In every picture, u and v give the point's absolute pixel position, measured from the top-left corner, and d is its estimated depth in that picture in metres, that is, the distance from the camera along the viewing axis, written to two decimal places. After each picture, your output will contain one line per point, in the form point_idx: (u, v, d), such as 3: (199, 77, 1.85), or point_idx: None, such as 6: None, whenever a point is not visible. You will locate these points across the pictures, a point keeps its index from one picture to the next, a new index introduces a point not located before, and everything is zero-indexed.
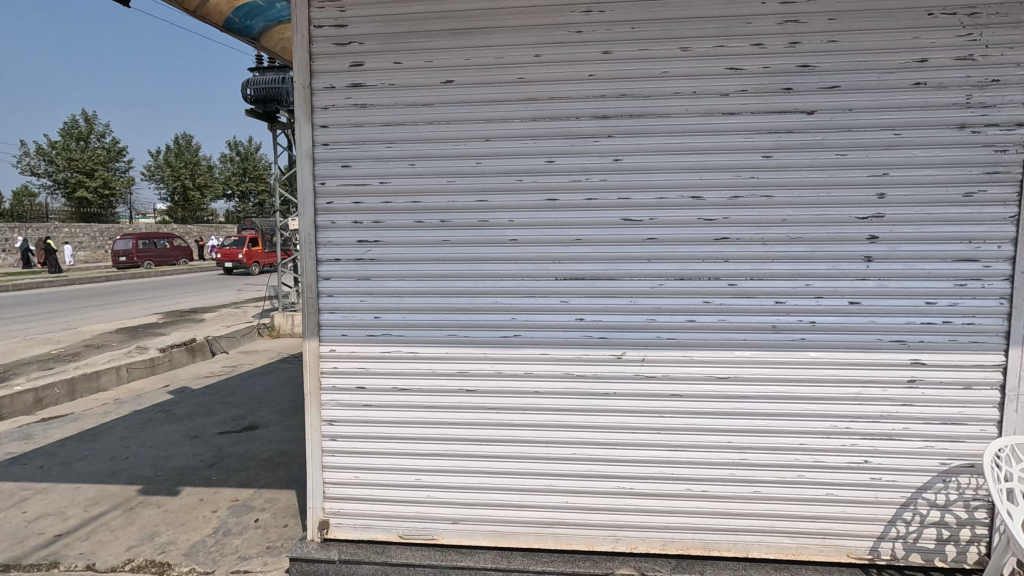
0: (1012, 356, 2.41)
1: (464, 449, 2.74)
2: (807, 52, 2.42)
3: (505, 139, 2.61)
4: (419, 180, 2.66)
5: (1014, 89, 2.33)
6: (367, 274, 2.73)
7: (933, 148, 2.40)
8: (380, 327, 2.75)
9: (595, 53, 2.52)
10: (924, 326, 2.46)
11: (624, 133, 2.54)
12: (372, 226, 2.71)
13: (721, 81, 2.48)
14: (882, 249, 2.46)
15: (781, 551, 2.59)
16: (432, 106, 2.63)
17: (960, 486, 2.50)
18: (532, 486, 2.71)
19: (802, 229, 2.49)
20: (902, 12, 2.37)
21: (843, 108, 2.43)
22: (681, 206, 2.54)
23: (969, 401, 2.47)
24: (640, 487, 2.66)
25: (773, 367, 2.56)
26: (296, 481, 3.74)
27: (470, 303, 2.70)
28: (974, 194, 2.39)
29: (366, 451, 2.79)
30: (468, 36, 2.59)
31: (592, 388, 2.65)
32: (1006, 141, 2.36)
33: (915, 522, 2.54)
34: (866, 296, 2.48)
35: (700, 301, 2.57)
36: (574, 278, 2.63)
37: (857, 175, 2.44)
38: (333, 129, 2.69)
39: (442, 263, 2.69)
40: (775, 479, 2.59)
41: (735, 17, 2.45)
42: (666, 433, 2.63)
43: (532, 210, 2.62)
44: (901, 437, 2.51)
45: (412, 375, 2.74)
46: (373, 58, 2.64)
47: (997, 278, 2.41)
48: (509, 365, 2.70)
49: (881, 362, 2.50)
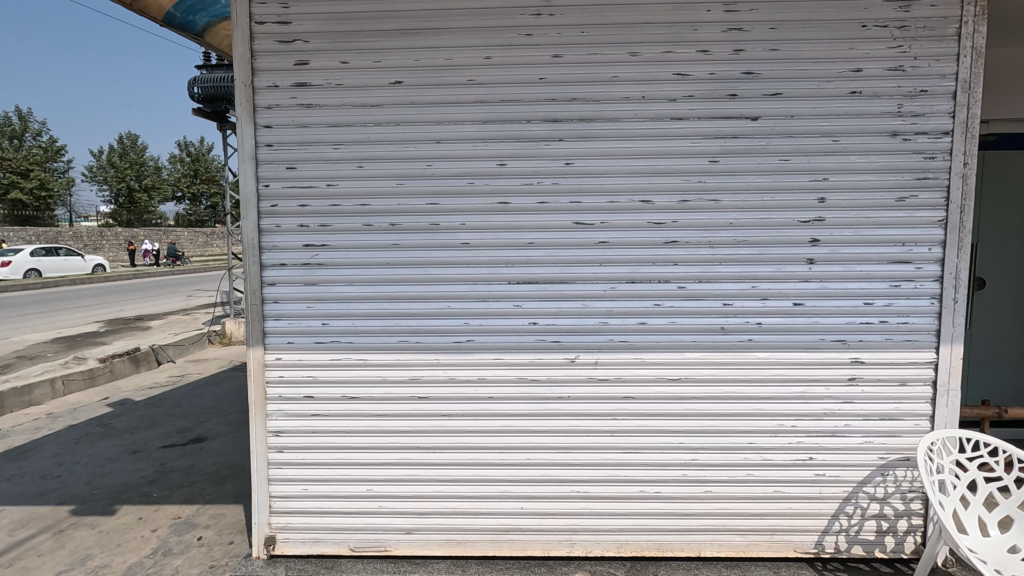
0: (943, 353, 2.53)
1: (417, 458, 2.68)
2: (750, 60, 2.48)
3: (456, 141, 2.57)
4: (369, 182, 2.60)
5: (941, 99, 2.46)
6: (314, 279, 2.64)
7: (868, 154, 2.49)
8: (329, 334, 2.66)
9: (545, 57, 2.52)
10: (862, 325, 2.56)
11: (576, 137, 2.54)
12: (320, 230, 2.62)
13: (670, 86, 2.51)
14: (823, 251, 2.54)
15: (732, 548, 2.65)
16: (381, 107, 2.57)
17: (898, 479, 2.60)
18: (487, 492, 2.68)
19: (747, 232, 2.55)
20: (838, 24, 2.46)
21: (786, 115, 2.50)
22: (632, 210, 2.56)
23: (905, 397, 2.58)
24: (594, 489, 2.66)
25: (723, 368, 2.60)
26: (244, 496, 3.58)
27: (422, 308, 2.64)
28: (905, 199, 2.50)
29: (315, 462, 2.70)
30: (418, 36, 2.54)
31: (546, 393, 2.64)
32: (934, 149, 2.47)
33: (856, 515, 2.62)
34: (809, 297, 2.56)
35: (651, 303, 2.60)
36: (527, 282, 2.61)
37: (799, 180, 2.51)
38: (277, 128, 2.59)
39: (393, 267, 2.63)
40: (726, 478, 2.63)
41: (682, 23, 2.49)
42: (619, 435, 2.64)
43: (484, 213, 2.59)
44: (844, 433, 2.59)
45: (363, 383, 2.67)
46: (319, 56, 2.56)
47: (928, 279, 2.53)
48: (462, 371, 2.66)
49: (823, 362, 2.58)
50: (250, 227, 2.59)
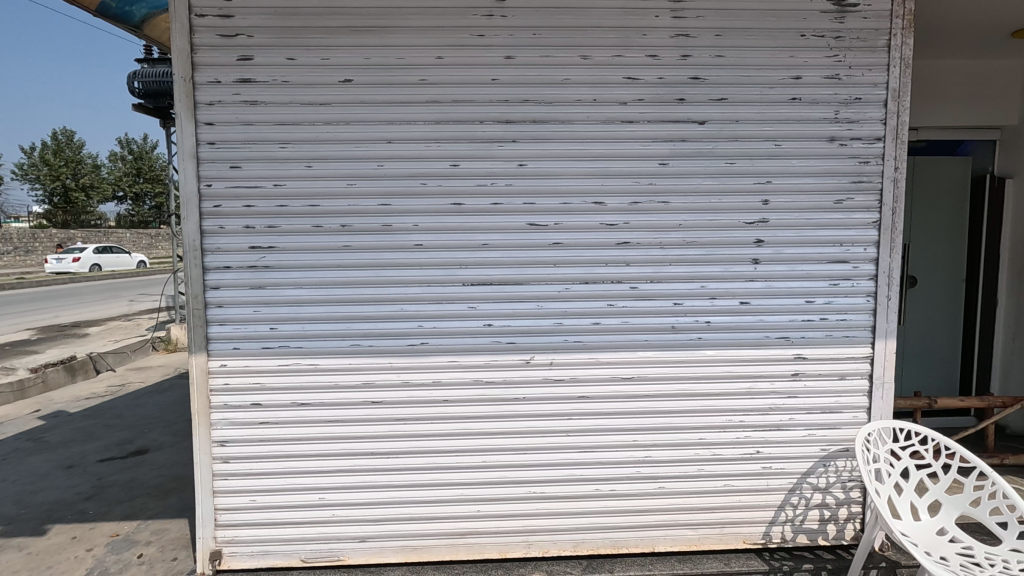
0: (878, 348, 2.66)
1: (371, 464, 2.63)
2: (697, 66, 2.55)
3: (408, 141, 2.54)
4: (318, 182, 2.53)
5: (873, 107, 2.59)
6: (261, 282, 2.55)
7: (808, 158, 2.60)
8: (277, 339, 2.58)
9: (498, 58, 2.52)
10: (804, 323, 2.66)
11: (528, 138, 2.55)
12: (266, 232, 2.54)
13: (620, 90, 2.55)
14: (768, 251, 2.63)
15: (684, 542, 2.71)
16: (329, 106, 2.51)
17: (839, 469, 2.72)
18: (443, 497, 2.65)
19: (696, 233, 2.61)
20: (780, 32, 2.55)
21: (731, 120, 2.57)
22: (585, 211, 2.59)
23: (844, 391, 2.70)
24: (551, 490, 2.67)
25: (674, 367, 2.66)
26: (189, 509, 3.42)
27: (375, 311, 2.59)
28: (842, 201, 2.61)
29: (264, 472, 2.61)
30: (367, 34, 2.49)
31: (502, 394, 2.64)
32: (868, 154, 2.60)
33: (801, 505, 2.73)
34: (755, 296, 2.65)
35: (605, 304, 2.63)
36: (481, 284, 2.60)
37: (744, 183, 2.59)
38: (219, 126, 2.49)
39: (344, 269, 2.57)
40: (678, 474, 2.69)
41: (632, 28, 2.53)
42: (575, 435, 2.66)
43: (438, 214, 2.57)
44: (788, 427, 2.69)
45: (314, 389, 2.60)
46: (263, 52, 2.48)
47: (864, 277, 2.66)
48: (417, 375, 2.62)
49: (768, 358, 2.67)
50: (192, 228, 2.48)
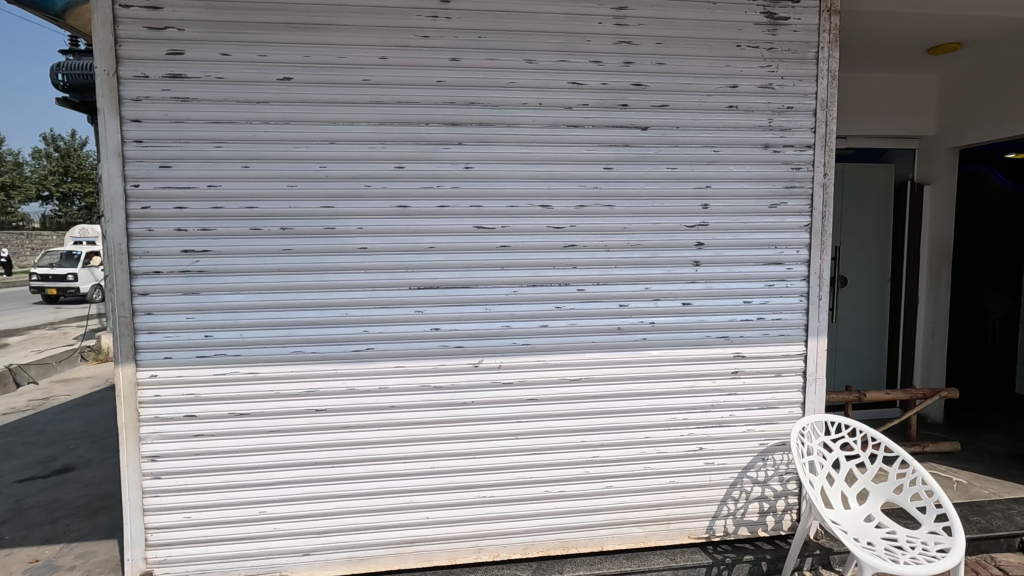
0: (810, 345, 2.80)
1: (315, 474, 2.54)
2: (639, 72, 2.61)
3: (351, 142, 2.48)
4: (255, 183, 2.43)
5: (804, 116, 2.71)
6: (194, 288, 2.43)
7: (745, 164, 2.70)
8: (213, 347, 2.46)
9: (443, 60, 2.50)
10: (742, 322, 2.76)
11: (474, 141, 2.54)
12: (199, 235, 2.42)
13: (566, 94, 2.57)
14: (708, 253, 2.72)
15: (631, 539, 2.77)
16: (267, 105, 2.42)
17: (776, 463, 2.83)
18: (391, 505, 2.60)
19: (640, 236, 2.67)
20: (717, 43, 2.64)
21: (672, 126, 2.65)
22: (531, 214, 2.60)
23: (780, 387, 2.81)
24: (501, 493, 2.67)
25: (620, 368, 2.71)
26: (118, 529, 3.22)
27: (318, 316, 2.51)
28: (777, 205, 2.73)
29: (199, 486, 2.48)
30: (307, 31, 2.41)
31: (450, 399, 2.61)
32: (799, 160, 2.73)
33: (742, 498, 2.82)
34: (697, 297, 2.73)
35: (552, 306, 2.64)
36: (428, 287, 2.57)
37: (685, 187, 2.67)
38: (147, 123, 2.36)
39: (284, 274, 2.48)
40: (625, 473, 2.74)
41: (576, 34, 2.56)
42: (524, 437, 2.66)
43: (382, 217, 2.52)
44: (728, 423, 2.78)
45: (253, 398, 2.49)
46: (195, 47, 2.36)
47: (797, 278, 2.78)
48: (362, 381, 2.56)
49: (710, 358, 2.76)
50: (117, 231, 2.34)
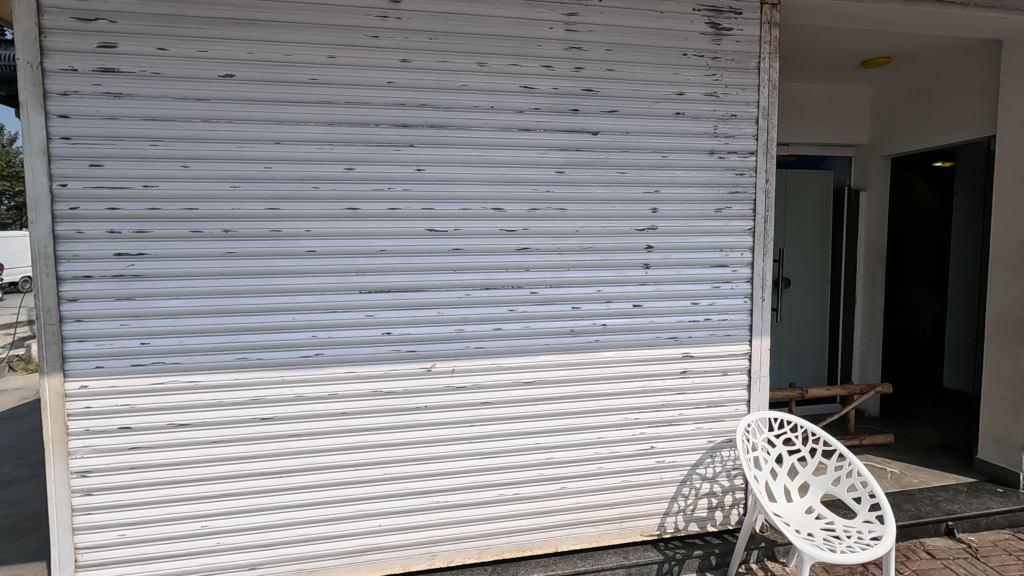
0: (755, 345, 2.90)
1: (261, 485, 2.46)
2: (590, 78, 2.64)
3: (298, 143, 2.41)
4: (195, 184, 2.33)
5: (747, 123, 2.82)
6: (129, 293, 2.31)
7: (692, 170, 2.78)
8: (150, 355, 2.35)
9: (393, 60, 2.46)
10: (690, 323, 2.84)
11: (426, 143, 2.52)
12: (135, 238, 2.30)
13: (517, 98, 2.58)
14: (657, 256, 2.78)
15: (586, 539, 2.80)
16: (208, 102, 2.33)
17: (724, 459, 2.92)
18: (342, 514, 2.54)
19: (592, 239, 2.70)
20: (664, 51, 2.71)
21: (622, 131, 2.70)
22: (483, 218, 2.59)
23: (727, 385, 2.90)
24: (455, 498, 2.65)
25: (574, 369, 2.73)
26: (45, 551, 3.02)
27: (264, 322, 2.43)
28: (722, 210, 2.82)
29: (135, 502, 2.36)
30: (250, 27, 2.34)
31: (402, 404, 2.57)
32: (743, 166, 2.83)
33: (692, 495, 2.89)
34: (647, 299, 2.79)
35: (506, 309, 2.65)
36: (379, 291, 2.53)
37: (635, 192, 2.73)
38: (76, 119, 2.23)
39: (227, 278, 2.38)
40: (579, 474, 2.76)
41: (527, 38, 2.57)
42: (478, 441, 2.65)
43: (331, 219, 2.46)
44: (678, 422, 2.85)
45: (194, 408, 2.39)
46: (128, 40, 2.25)
47: (742, 280, 2.88)
48: (311, 388, 2.49)
49: (660, 358, 2.82)
50: (42, 234, 2.20)
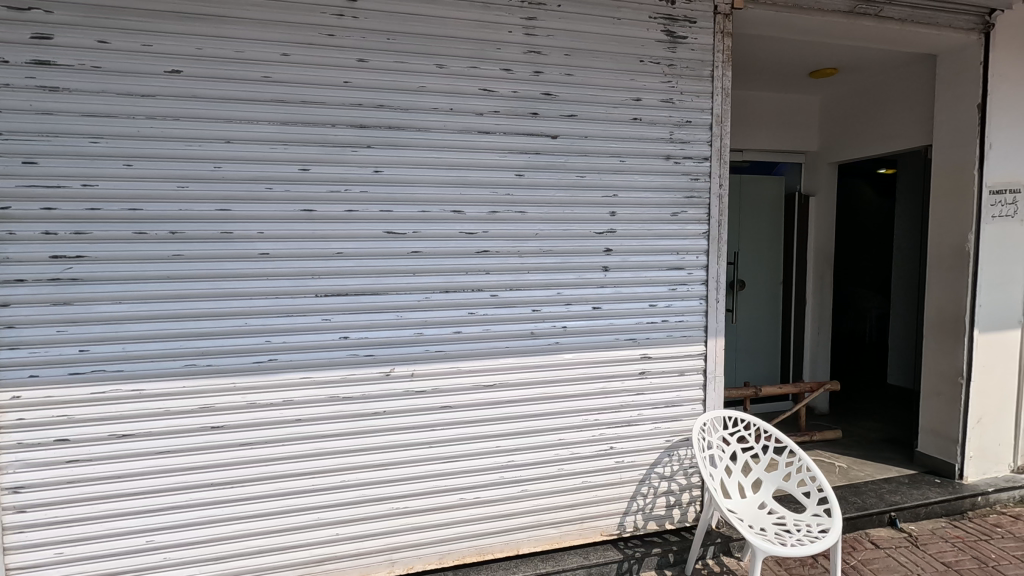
0: (710, 345, 2.97)
1: (211, 497, 2.37)
2: (549, 82, 2.66)
3: (250, 142, 2.34)
4: (140, 184, 2.24)
5: (701, 130, 2.89)
6: (66, 298, 2.19)
7: (649, 174, 2.83)
8: (89, 363, 2.23)
9: (349, 60, 2.42)
10: (648, 325, 2.89)
11: (384, 145, 2.48)
12: (73, 239, 2.19)
13: (476, 100, 2.58)
14: (616, 259, 2.82)
15: (547, 540, 2.81)
16: (154, 99, 2.23)
17: (681, 458, 2.97)
18: (297, 523, 2.47)
19: (552, 242, 2.72)
20: (621, 57, 2.75)
21: (580, 135, 2.72)
22: (443, 220, 2.57)
23: (683, 385, 2.97)
24: (415, 503, 2.61)
25: (534, 372, 2.74)
26: None
27: (214, 326, 2.35)
28: (678, 214, 2.88)
29: (74, 518, 2.24)
30: (198, 21, 2.25)
31: (360, 410, 2.52)
32: (697, 171, 2.90)
33: (650, 494, 2.94)
34: (606, 301, 2.82)
35: (466, 312, 2.63)
36: (336, 294, 2.47)
37: (593, 195, 2.76)
38: (7, 113, 2.10)
39: (174, 281, 2.29)
40: (539, 476, 2.77)
41: (486, 41, 2.57)
42: (439, 446, 2.63)
43: (285, 221, 2.39)
44: (636, 422, 2.90)
45: (138, 418, 2.28)
46: (65, 31, 2.14)
47: (697, 282, 2.95)
48: (264, 395, 2.42)
49: (618, 360, 2.86)
50: None
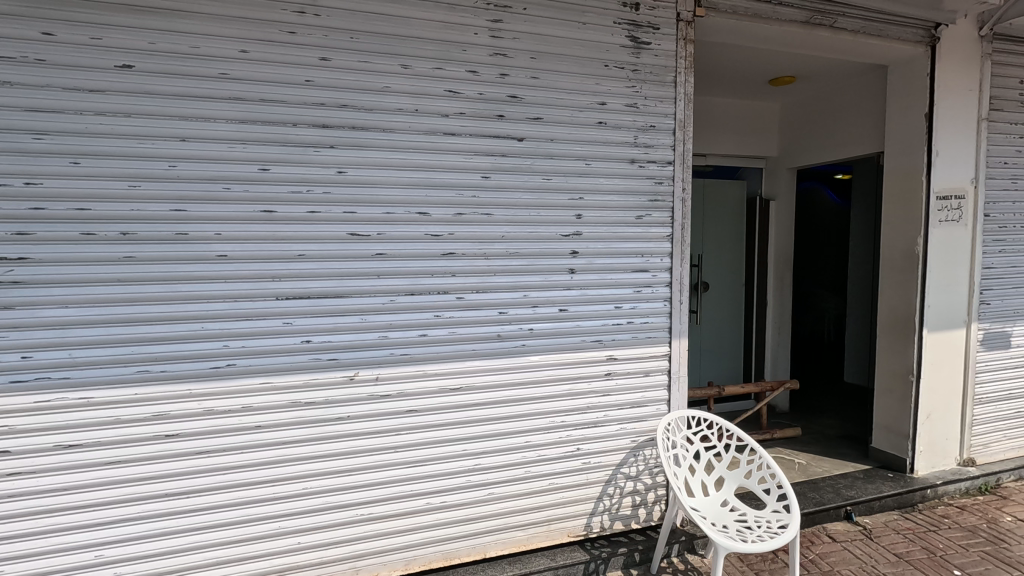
0: (674, 346, 3.02)
1: (166, 508, 2.29)
2: (514, 85, 2.67)
3: (207, 141, 2.27)
4: (88, 182, 2.14)
5: (664, 134, 2.94)
6: (7, 302, 2.08)
7: (614, 177, 2.86)
8: (33, 370, 2.12)
9: (311, 58, 2.37)
10: (614, 327, 2.92)
11: (347, 145, 2.44)
12: (14, 240, 2.08)
13: (442, 102, 2.56)
14: (582, 262, 2.84)
15: (514, 543, 2.81)
16: (103, 94, 2.14)
17: (646, 458, 3.01)
18: (258, 533, 2.41)
19: (518, 244, 2.72)
20: (586, 61, 2.78)
21: (546, 138, 2.74)
22: (408, 222, 2.55)
23: (648, 386, 3.00)
24: (379, 509, 2.57)
25: (501, 374, 2.74)
26: None
27: (168, 331, 2.27)
28: (643, 217, 2.92)
29: (15, 534, 2.12)
30: (151, 15, 2.17)
31: (323, 415, 2.47)
32: (661, 175, 2.95)
33: (616, 494, 2.96)
34: (572, 303, 2.84)
35: (431, 315, 2.61)
36: (298, 297, 2.42)
37: (559, 198, 2.77)
38: None
39: (124, 285, 2.20)
40: (506, 479, 2.77)
41: (452, 42, 2.56)
42: (404, 450, 2.60)
43: (244, 222, 2.33)
44: (603, 423, 2.92)
45: (86, 427, 2.18)
46: (6, 22, 2.03)
47: (661, 284, 3.00)
48: (222, 401, 2.34)
49: (585, 361, 2.88)
50: None
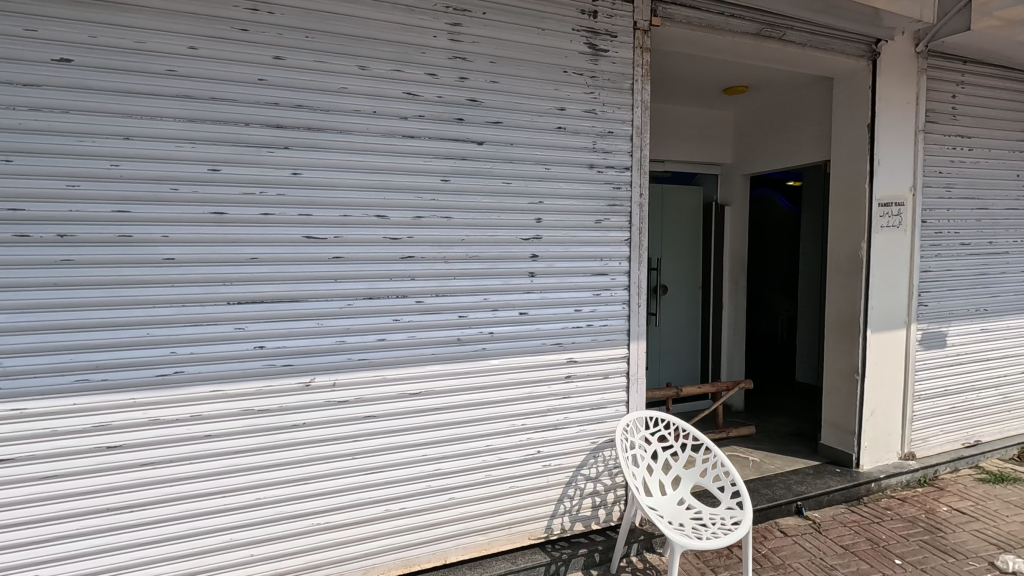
0: (632, 348, 3.07)
1: (107, 523, 2.17)
2: (474, 88, 2.67)
3: (153, 140, 2.18)
4: (21, 182, 2.03)
5: (622, 140, 2.99)
6: None
7: (573, 182, 2.89)
8: None
9: (265, 57, 2.31)
10: (574, 329, 2.95)
11: (302, 146, 2.39)
12: None
13: (401, 104, 2.54)
14: (542, 265, 2.86)
15: (474, 548, 2.79)
16: (39, 89, 2.03)
17: (606, 459, 3.05)
18: (208, 546, 2.32)
19: (478, 247, 2.72)
20: (545, 67, 2.80)
21: (506, 142, 2.75)
22: (366, 225, 2.51)
23: (607, 388, 3.04)
24: (336, 518, 2.52)
25: (461, 378, 2.72)
26: None
27: (111, 337, 2.16)
28: (602, 221, 2.97)
29: None
30: (92, 7, 2.08)
31: (277, 422, 2.41)
32: (619, 180, 3.00)
33: (577, 495, 2.99)
34: (533, 306, 2.85)
35: (390, 319, 2.58)
36: (251, 301, 2.35)
37: (520, 202, 2.79)
38: None
39: (61, 289, 2.09)
40: (467, 483, 2.75)
41: (410, 44, 2.54)
42: (362, 457, 2.55)
43: (193, 224, 2.25)
44: (563, 425, 2.94)
45: (18, 441, 2.06)
46: None
47: (620, 287, 3.04)
48: (169, 411, 2.25)
49: (545, 364, 2.90)
50: None
